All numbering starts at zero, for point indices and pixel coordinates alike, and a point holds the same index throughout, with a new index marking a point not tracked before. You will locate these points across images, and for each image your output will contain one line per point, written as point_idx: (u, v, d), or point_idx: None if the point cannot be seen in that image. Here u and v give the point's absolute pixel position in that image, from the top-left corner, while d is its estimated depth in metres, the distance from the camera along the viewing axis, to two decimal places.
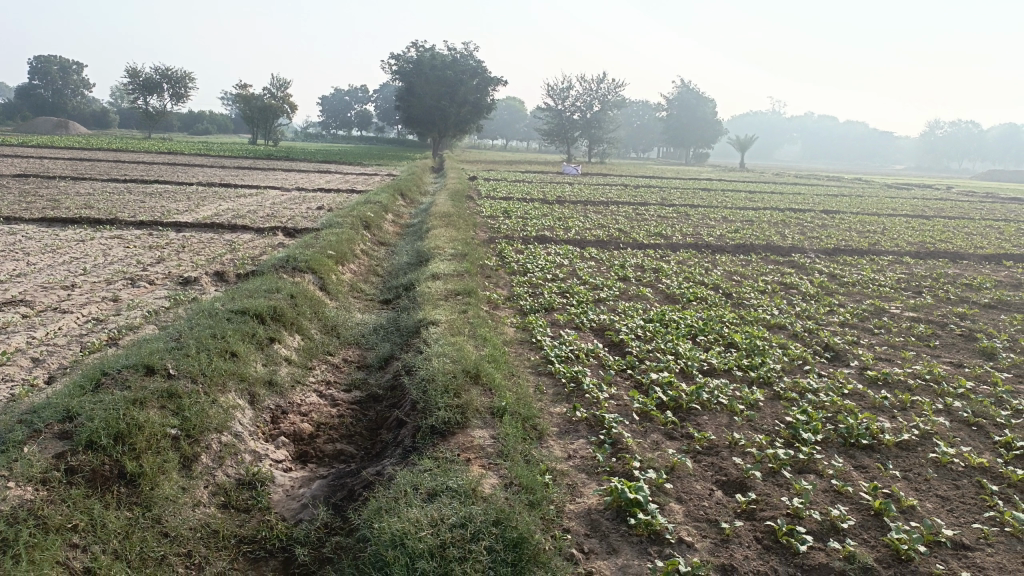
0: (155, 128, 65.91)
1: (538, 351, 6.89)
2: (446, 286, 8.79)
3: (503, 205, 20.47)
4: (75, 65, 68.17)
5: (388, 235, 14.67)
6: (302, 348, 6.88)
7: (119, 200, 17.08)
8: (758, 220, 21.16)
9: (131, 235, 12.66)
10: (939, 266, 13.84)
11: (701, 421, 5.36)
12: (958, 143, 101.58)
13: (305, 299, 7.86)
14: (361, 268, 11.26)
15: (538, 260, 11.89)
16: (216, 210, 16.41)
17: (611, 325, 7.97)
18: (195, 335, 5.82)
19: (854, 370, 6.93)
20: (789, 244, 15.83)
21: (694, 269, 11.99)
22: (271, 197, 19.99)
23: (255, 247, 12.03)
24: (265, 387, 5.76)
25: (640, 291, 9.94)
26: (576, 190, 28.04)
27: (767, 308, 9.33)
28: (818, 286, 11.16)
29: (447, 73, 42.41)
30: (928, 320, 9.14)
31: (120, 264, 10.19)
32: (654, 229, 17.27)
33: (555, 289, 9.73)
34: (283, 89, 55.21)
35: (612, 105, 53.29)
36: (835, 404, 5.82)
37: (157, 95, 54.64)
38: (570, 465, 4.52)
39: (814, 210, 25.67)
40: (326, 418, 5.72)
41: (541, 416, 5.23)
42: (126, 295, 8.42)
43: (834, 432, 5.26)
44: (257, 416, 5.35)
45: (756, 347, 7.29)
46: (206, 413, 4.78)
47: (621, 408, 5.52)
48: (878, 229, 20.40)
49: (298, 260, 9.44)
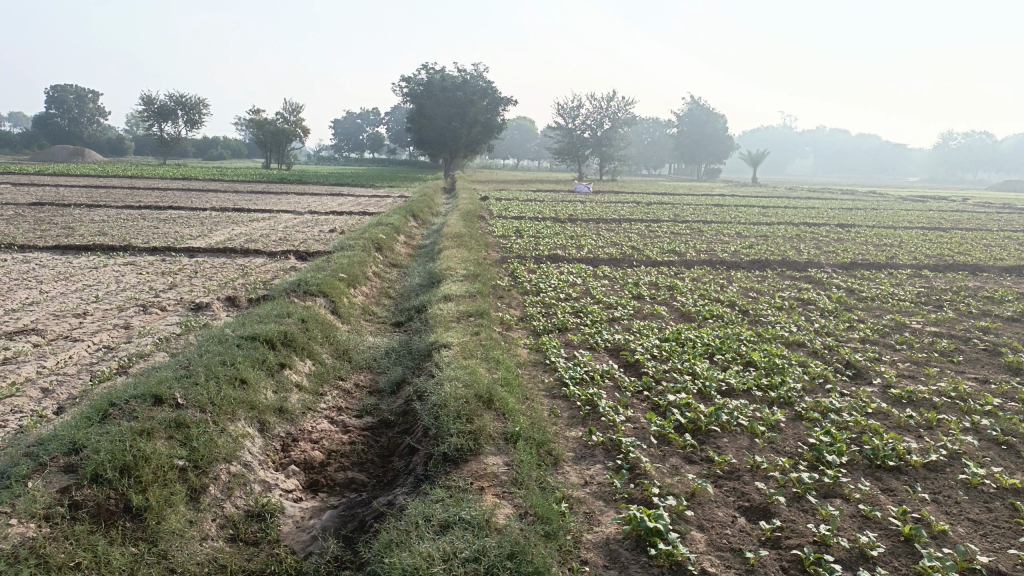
0: (170, 154, 66.61)
1: (552, 373, 6.77)
2: (458, 308, 8.70)
3: (515, 224, 20.43)
4: (92, 94, 69.22)
5: (400, 257, 14.62)
6: (313, 374, 6.80)
7: (133, 226, 17.18)
8: (772, 235, 20.99)
9: (143, 261, 12.69)
10: (958, 278, 13.62)
11: (721, 443, 5.22)
12: (972, 154, 100.95)
13: (316, 323, 7.79)
14: (372, 291, 11.20)
15: (551, 280, 11.80)
16: (228, 234, 16.45)
17: (626, 345, 7.84)
18: (204, 362, 5.75)
19: (877, 388, 6.76)
20: (805, 259, 15.65)
21: (709, 286, 11.85)
22: (284, 220, 20.04)
23: (267, 271, 12.01)
24: (275, 414, 5.67)
25: (655, 310, 9.81)
26: (588, 208, 27.97)
27: (785, 324, 9.17)
28: (836, 301, 10.99)
29: (457, 94, 42.67)
30: (951, 335, 8.94)
31: (133, 290, 10.18)
32: (667, 246, 17.14)
33: (569, 309, 9.62)
34: (295, 114, 55.70)
35: (623, 123, 53.36)
36: (858, 424, 5.66)
37: (172, 122, 55.29)
38: (586, 493, 4.39)
39: (829, 224, 25.45)
40: (337, 446, 5.62)
41: (556, 441, 5.10)
42: (137, 322, 8.39)
43: (858, 454, 5.10)
44: (266, 445, 5.26)
45: (775, 365, 7.14)
46: (215, 443, 4.69)
47: (639, 431, 5.38)
48: (894, 242, 20.18)
49: (309, 284, 9.39)
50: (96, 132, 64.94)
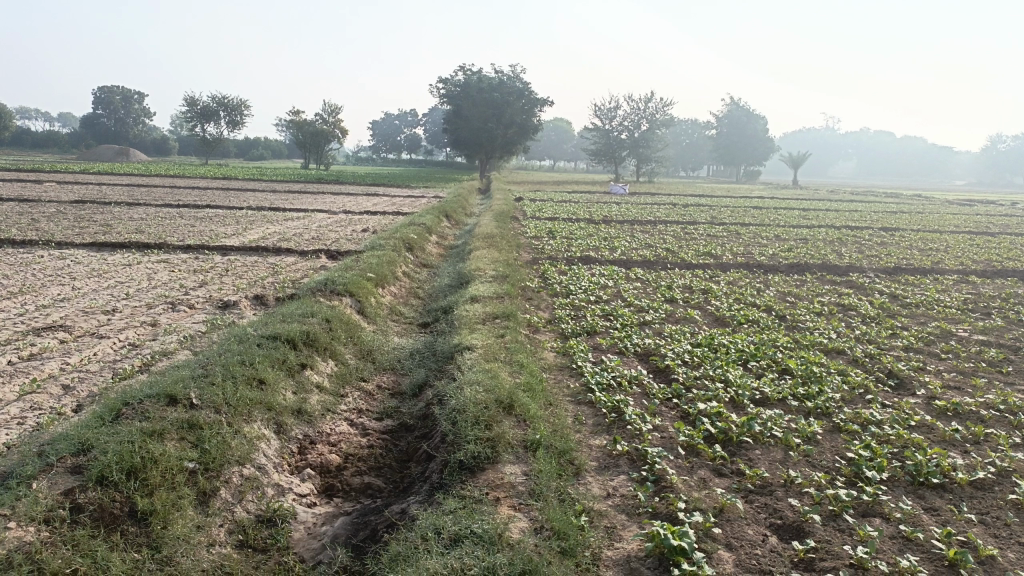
0: (211, 154, 67.67)
1: (578, 378, 6.58)
2: (485, 309, 8.54)
3: (548, 225, 20.25)
4: (138, 95, 70.66)
5: (431, 257, 14.52)
6: (335, 375, 6.68)
7: (170, 224, 17.35)
8: (812, 238, 20.47)
9: (177, 259, 12.76)
10: (1008, 285, 13.07)
11: (753, 455, 4.97)
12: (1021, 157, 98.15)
13: (340, 322, 7.69)
14: (401, 291, 11.10)
15: (582, 282, 11.59)
16: (262, 233, 16.52)
17: (656, 350, 7.61)
18: (222, 362, 5.66)
19: (920, 400, 6.43)
20: (846, 263, 15.19)
21: (745, 290, 11.51)
22: (318, 220, 20.12)
23: (297, 270, 11.98)
24: (293, 415, 5.55)
25: (688, 314, 9.54)
26: (624, 209, 27.67)
27: (823, 331, 8.85)
28: (878, 307, 10.60)
29: (494, 95, 42.57)
30: (1000, 345, 8.52)
31: (163, 288, 10.20)
32: (703, 249, 16.79)
33: (598, 311, 9.40)
34: (334, 115, 56.09)
35: (660, 124, 52.82)
36: (900, 438, 5.36)
37: (214, 122, 56.10)
38: (608, 505, 4.18)
39: (872, 227, 24.80)
40: (355, 449, 5.48)
41: (579, 450, 4.90)
42: (164, 320, 8.37)
43: (900, 470, 4.80)
44: (282, 447, 5.14)
45: (812, 374, 6.84)
46: (227, 445, 4.58)
47: (666, 441, 5.17)
48: (940, 246, 19.53)
49: (337, 283, 9.32)
50: (140, 132, 66.14)
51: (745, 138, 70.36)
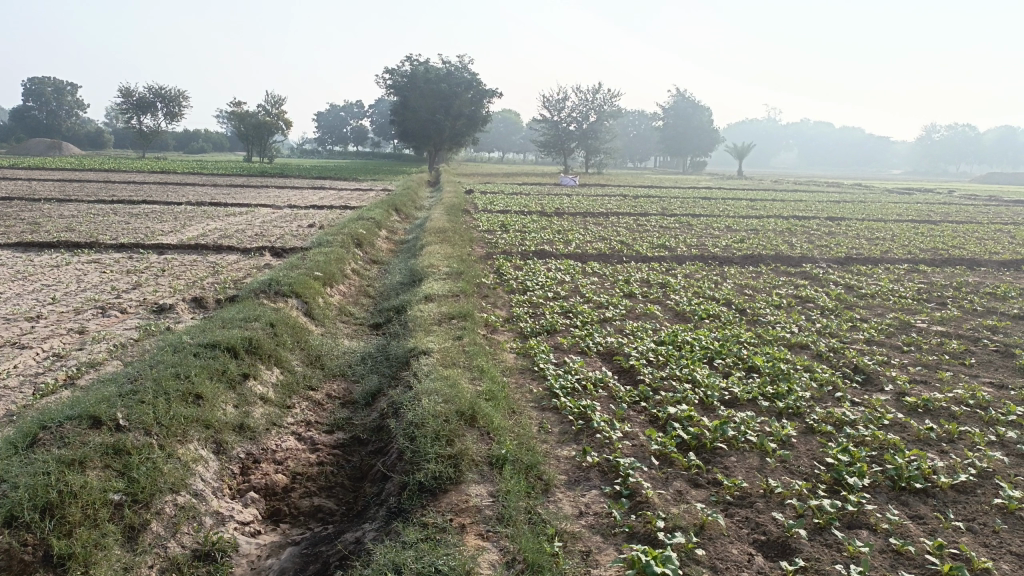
0: (149, 148, 65.51)
1: (540, 382, 6.26)
2: (439, 309, 8.13)
3: (500, 218, 19.90)
4: (70, 88, 68.10)
5: (381, 253, 14.04)
6: (280, 384, 6.21)
7: (103, 222, 16.48)
8: (762, 229, 20.53)
9: (110, 258, 12.03)
10: (957, 273, 13.19)
11: (729, 463, 4.71)
12: (953, 147, 101.34)
13: (286, 326, 7.22)
14: (350, 290, 10.62)
15: (538, 277, 11.27)
16: (202, 230, 15.80)
17: (620, 349, 7.33)
18: (154, 376, 5.17)
19: (890, 396, 6.28)
20: (800, 253, 15.20)
21: (703, 284, 11.34)
22: (262, 215, 19.40)
23: (239, 269, 11.40)
24: (235, 432, 5.10)
25: (648, 309, 9.29)
26: (574, 201, 27.46)
27: (785, 325, 8.69)
28: (836, 299, 10.54)
29: (441, 86, 41.88)
30: (959, 335, 8.48)
31: (94, 291, 9.54)
32: (657, 241, 16.64)
33: (557, 309, 9.10)
34: (277, 106, 54.66)
35: (608, 115, 52.82)
36: (877, 439, 5.17)
37: (151, 114, 54.19)
38: (582, 526, 3.86)
39: (818, 217, 25.07)
40: (303, 467, 5.06)
41: (546, 463, 4.57)
42: (93, 326, 7.76)
43: (881, 475, 4.61)
44: (222, 469, 4.69)
45: (780, 371, 6.64)
46: (159, 471, 4.14)
47: (637, 450, 4.87)
48: (887, 235, 19.78)
49: (281, 283, 8.81)
50: (74, 125, 63.63)
51: (692, 129, 70.95)
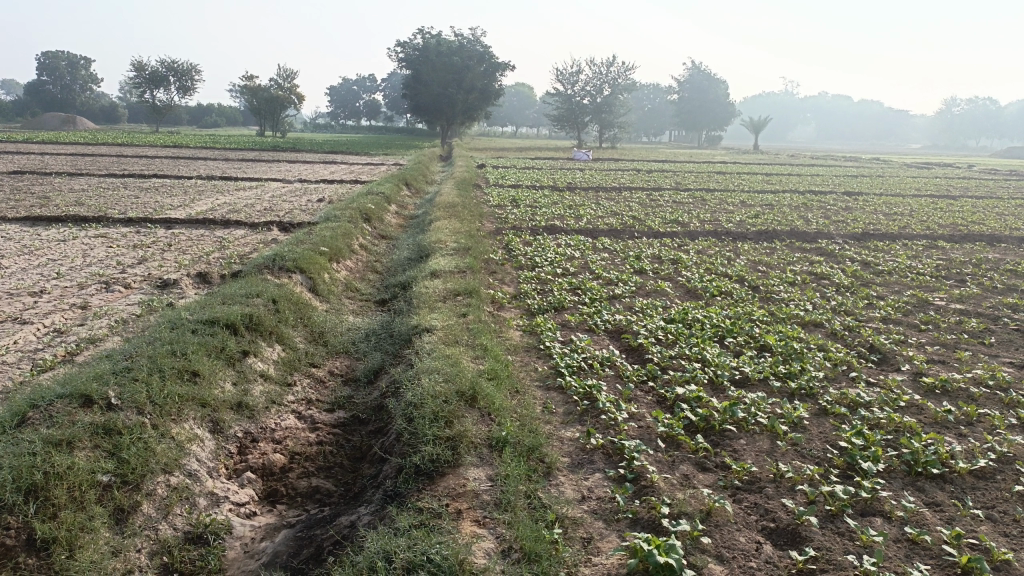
0: (162, 122, 65.44)
1: (546, 360, 6.12)
2: (445, 285, 7.99)
3: (511, 193, 19.68)
4: (83, 61, 68.06)
5: (390, 228, 13.90)
6: (281, 362, 6.09)
7: (113, 196, 16.41)
8: (777, 204, 20.18)
9: (117, 233, 11.94)
10: (977, 249, 12.91)
11: (738, 446, 4.56)
12: (974, 121, 99.55)
13: (289, 302, 7.09)
14: (357, 265, 10.49)
15: (548, 253, 11.10)
16: (211, 204, 15.69)
17: (628, 326, 7.16)
18: (150, 353, 5.06)
19: (906, 376, 6.09)
20: (815, 229, 14.93)
21: (716, 260, 11.13)
22: (272, 189, 19.29)
23: (246, 244, 11.28)
24: (232, 410, 4.99)
25: (659, 286, 9.11)
26: (587, 176, 27.15)
27: (799, 302, 8.49)
28: (851, 275, 10.31)
29: (454, 59, 41.39)
30: (978, 314, 8.25)
31: (99, 266, 9.45)
32: (669, 216, 16.40)
33: (565, 285, 8.93)
34: (289, 80, 54.35)
35: (622, 88, 52.19)
36: (892, 422, 5.00)
37: (164, 88, 54.03)
38: (584, 511, 3.73)
39: (835, 192, 24.67)
40: (302, 447, 4.94)
41: (549, 445, 4.44)
42: (96, 302, 7.67)
43: (896, 459, 4.45)
44: (219, 449, 4.59)
45: (793, 351, 6.46)
46: (151, 452, 4.04)
47: (644, 432, 4.73)
48: (905, 211, 19.39)
49: (286, 258, 8.68)
50: (88, 99, 63.64)
51: (708, 103, 70.05)
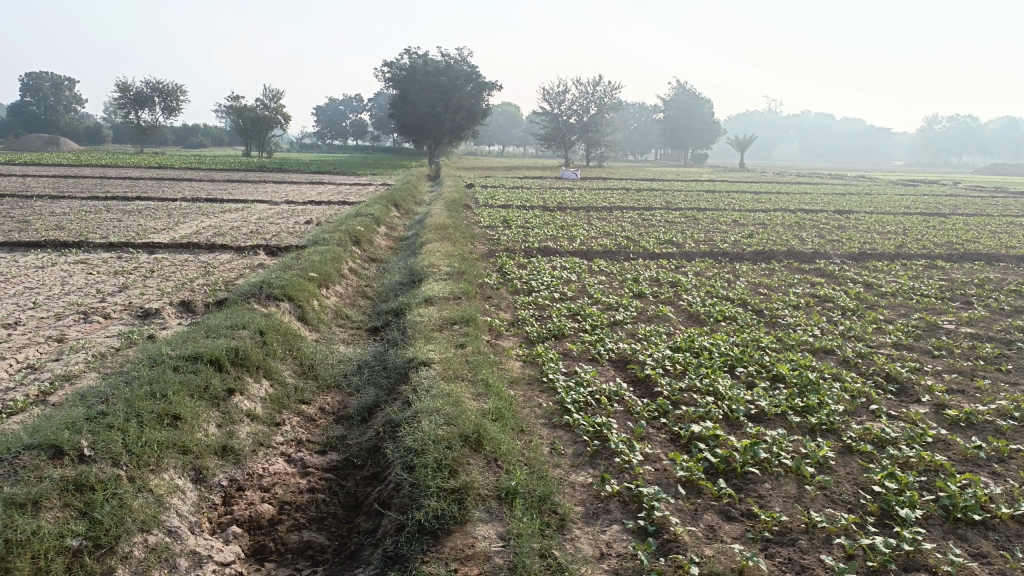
0: (147, 142, 65.00)
1: (550, 395, 5.79)
2: (441, 313, 7.65)
3: (502, 213, 19.42)
4: (67, 82, 67.85)
5: (379, 250, 13.57)
6: (269, 399, 5.72)
7: (94, 219, 15.98)
8: (770, 223, 20.01)
9: (98, 258, 11.56)
10: (977, 269, 12.72)
11: (763, 491, 4.24)
12: (957, 137, 100.57)
13: (277, 333, 6.74)
14: (347, 291, 10.15)
15: (543, 276, 10.80)
16: (195, 227, 15.31)
17: (633, 355, 6.85)
18: (128, 395, 4.70)
19: (928, 409, 5.80)
20: (812, 249, 14.72)
21: (715, 282, 10.88)
22: (258, 211, 18.93)
23: (231, 270, 10.92)
24: (216, 456, 4.62)
25: (661, 311, 8.82)
26: (577, 195, 26.97)
27: (806, 327, 8.22)
28: (855, 298, 10.05)
29: (441, 79, 41.30)
30: (991, 338, 7.99)
31: (78, 295, 9.07)
32: (663, 236, 16.16)
33: (564, 311, 8.62)
34: (275, 100, 54.13)
35: (609, 107, 52.33)
36: (922, 461, 4.70)
37: (149, 108, 53.60)
38: (605, 571, 3.40)
39: (826, 210, 24.57)
40: (292, 495, 4.58)
41: (561, 493, 4.10)
42: (73, 334, 7.28)
43: (933, 504, 4.14)
44: (202, 500, 4.22)
45: (808, 381, 6.16)
46: (127, 509, 3.68)
47: (661, 476, 4.40)
48: (898, 229, 19.27)
49: (274, 285, 8.32)
50: (72, 120, 63.14)
51: (693, 121, 70.38)
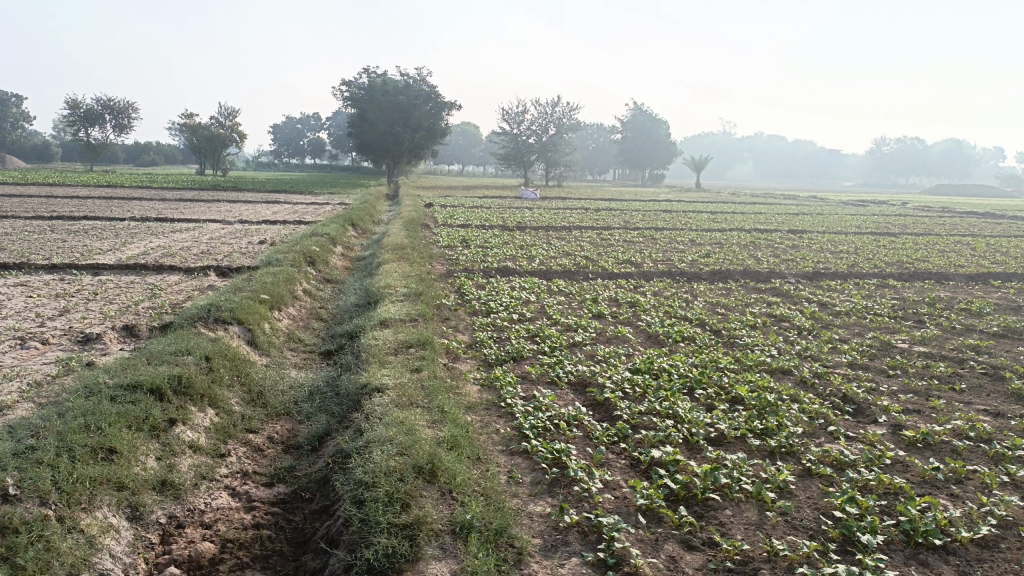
0: (97, 161, 63.53)
1: (507, 420, 5.65)
2: (396, 336, 7.47)
3: (461, 233, 19.30)
4: (15, 100, 66.19)
5: (335, 271, 13.31)
6: (214, 428, 5.48)
7: (37, 240, 15.41)
8: (726, 242, 20.23)
9: (39, 281, 11.13)
10: (928, 288, 12.97)
11: (725, 519, 4.15)
12: (903, 159, 103.62)
13: (224, 359, 6.49)
14: (301, 313, 9.90)
15: (502, 297, 10.68)
16: (143, 248, 14.88)
17: (592, 378, 6.75)
18: (60, 428, 4.43)
19: (885, 430, 5.79)
20: (768, 268, 14.88)
21: (674, 302, 10.88)
22: (211, 231, 18.51)
23: (180, 292, 10.59)
24: (154, 492, 4.38)
25: (620, 331, 8.75)
26: (536, 215, 27.02)
27: (763, 347, 8.22)
28: (811, 317, 10.13)
29: (400, 99, 41.14)
30: (944, 357, 8.08)
31: (15, 319, 8.67)
32: (622, 256, 16.19)
33: (522, 333, 8.51)
34: (231, 118, 53.44)
35: (567, 128, 52.73)
36: (882, 483, 4.66)
37: (100, 126, 52.42)
38: None
39: (781, 230, 24.97)
40: (235, 532, 4.35)
41: (518, 525, 3.95)
42: (7, 360, 6.93)
43: (894, 529, 4.09)
44: (137, 539, 3.99)
45: (767, 404, 6.12)
46: (53, 552, 3.44)
47: (621, 504, 4.29)
48: (850, 248, 19.64)
49: (223, 308, 8.06)
50: (19, 137, 61.46)
51: (650, 142, 71.29)
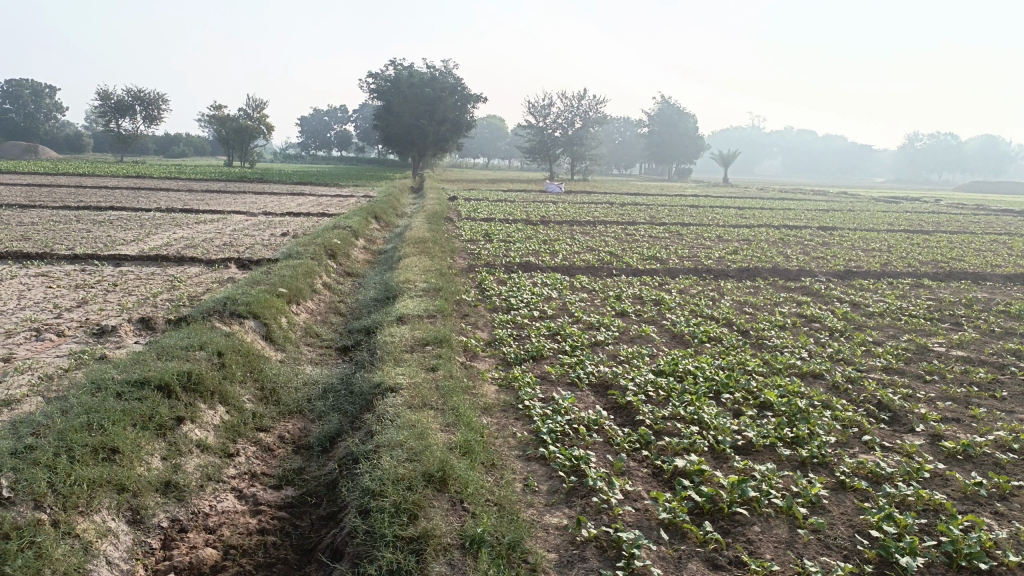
0: (127, 152, 64.13)
1: (525, 423, 5.44)
2: (413, 332, 7.28)
3: (484, 227, 19.10)
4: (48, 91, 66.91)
5: (356, 264, 13.18)
6: (223, 427, 5.32)
7: (62, 230, 15.42)
8: (754, 239, 19.83)
9: (60, 271, 11.09)
10: (964, 288, 12.53)
11: (752, 536, 3.90)
12: (937, 155, 101.60)
13: (237, 355, 6.33)
14: (318, 307, 9.75)
15: (523, 293, 10.46)
16: (166, 239, 14.84)
17: (614, 379, 6.51)
18: (61, 426, 4.29)
19: (923, 440, 5.50)
20: (797, 266, 14.51)
21: (700, 300, 10.58)
22: (234, 222, 18.46)
23: (199, 284, 10.50)
24: (158, 493, 4.23)
25: (644, 331, 8.48)
26: (560, 209, 26.74)
27: (793, 350, 7.92)
28: (843, 318, 9.79)
29: (426, 91, 40.96)
30: (983, 362, 7.73)
31: (33, 310, 8.60)
32: (647, 252, 15.88)
33: (543, 330, 8.27)
34: (258, 110, 53.66)
35: (594, 121, 52.23)
36: (921, 499, 4.38)
37: (130, 117, 52.83)
38: None
39: (810, 226, 24.46)
40: (239, 538, 4.18)
41: (533, 539, 3.74)
42: (21, 352, 6.83)
43: (935, 550, 3.82)
44: (137, 544, 3.83)
45: (797, 410, 5.83)
46: (46, 560, 3.28)
47: (643, 517, 4.06)
48: (882, 246, 19.13)
49: (238, 301, 7.92)
50: (52, 127, 62.17)
51: (678, 136, 70.50)
